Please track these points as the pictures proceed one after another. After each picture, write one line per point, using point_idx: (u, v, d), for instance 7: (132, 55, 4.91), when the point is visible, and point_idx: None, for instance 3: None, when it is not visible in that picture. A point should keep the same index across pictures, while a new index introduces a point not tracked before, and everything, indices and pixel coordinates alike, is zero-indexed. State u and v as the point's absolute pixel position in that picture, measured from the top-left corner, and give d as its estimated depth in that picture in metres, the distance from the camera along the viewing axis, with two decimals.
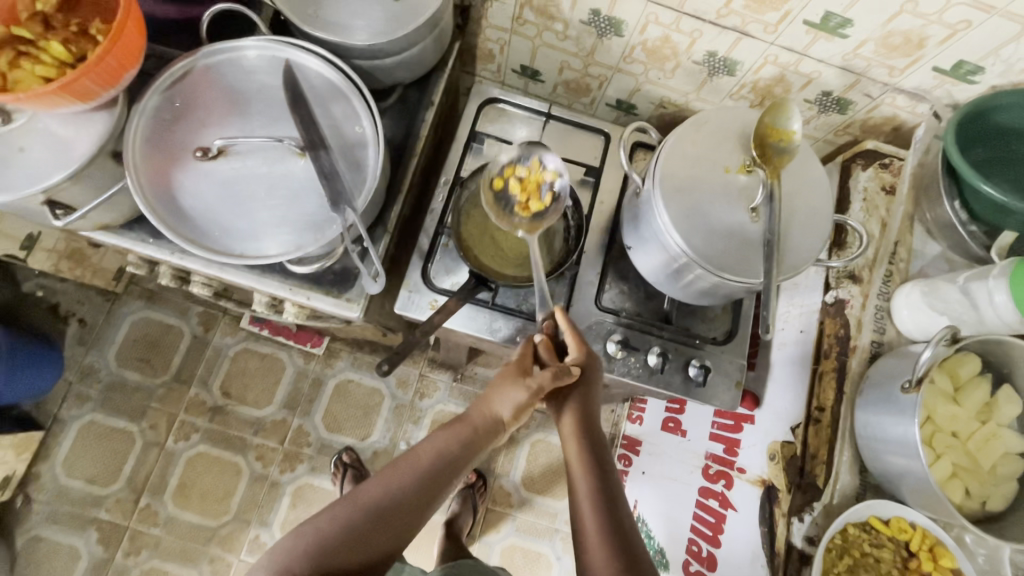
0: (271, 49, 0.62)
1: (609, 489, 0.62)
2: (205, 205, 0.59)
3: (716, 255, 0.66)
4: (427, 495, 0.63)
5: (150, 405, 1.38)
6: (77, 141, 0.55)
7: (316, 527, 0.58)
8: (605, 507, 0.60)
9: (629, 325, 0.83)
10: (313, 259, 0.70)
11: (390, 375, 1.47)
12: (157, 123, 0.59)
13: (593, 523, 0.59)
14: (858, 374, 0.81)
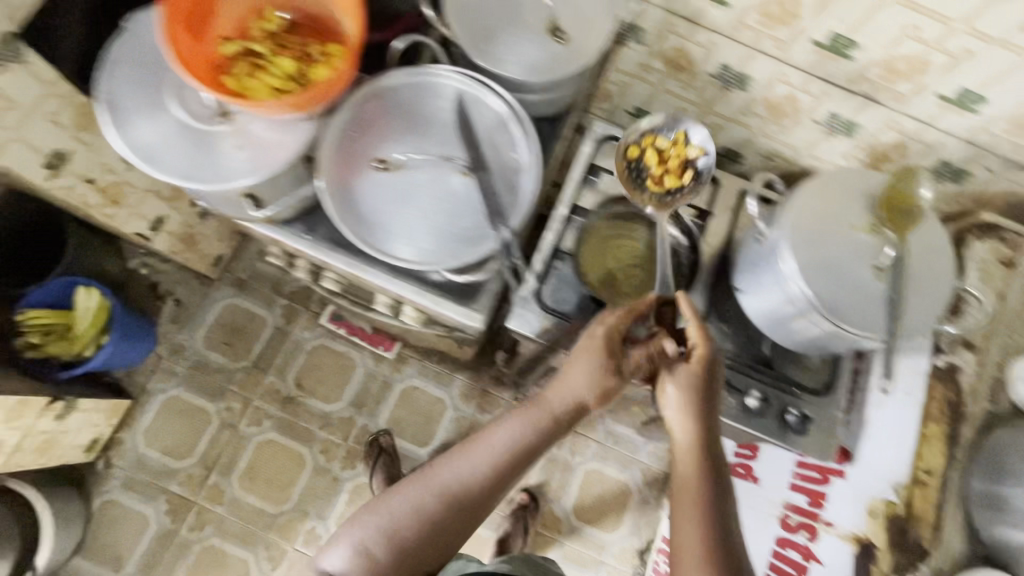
0: (445, 78, 0.69)
1: (714, 501, 0.68)
2: (377, 212, 0.65)
3: (837, 306, 0.70)
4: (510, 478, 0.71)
5: (229, 388, 1.45)
6: (282, 144, 0.61)
7: (434, 493, 0.70)
8: (711, 520, 0.66)
9: (729, 366, 0.85)
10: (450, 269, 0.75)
11: (455, 386, 1.51)
12: (344, 135, 0.66)
13: (695, 538, 0.65)
14: (972, 442, 0.89)
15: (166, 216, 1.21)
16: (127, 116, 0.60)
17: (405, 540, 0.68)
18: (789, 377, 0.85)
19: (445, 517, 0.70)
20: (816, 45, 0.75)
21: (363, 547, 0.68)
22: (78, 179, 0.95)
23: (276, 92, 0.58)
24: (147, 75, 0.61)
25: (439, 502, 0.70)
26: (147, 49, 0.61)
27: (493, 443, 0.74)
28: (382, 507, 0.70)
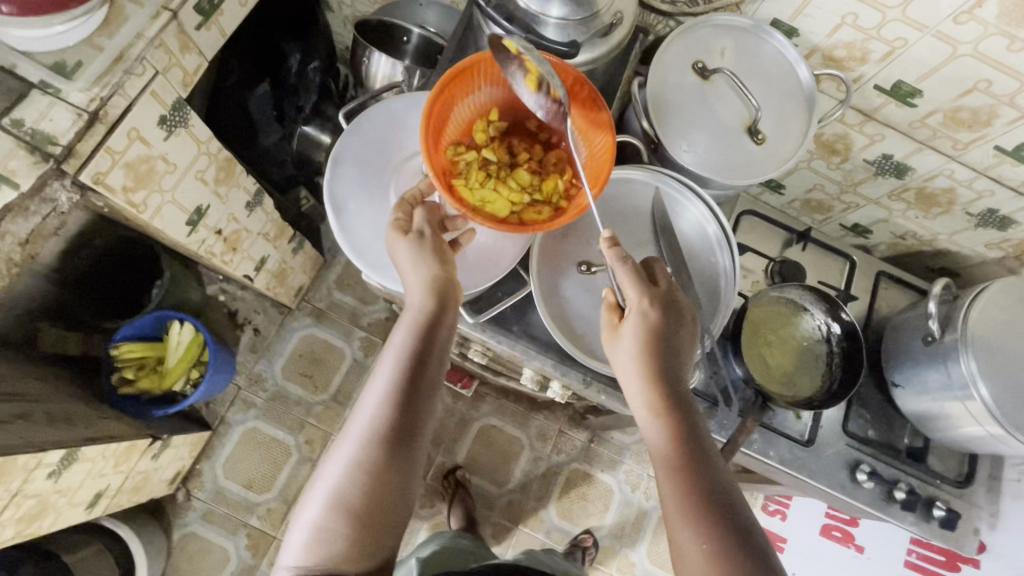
0: (654, 179, 0.70)
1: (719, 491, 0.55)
2: (581, 312, 0.67)
3: (1018, 418, 0.70)
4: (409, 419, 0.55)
5: (308, 421, 1.44)
6: (502, 253, 0.66)
7: (376, 449, 0.53)
8: (712, 506, 0.53)
9: (874, 455, 0.86)
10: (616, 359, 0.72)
11: (532, 426, 1.51)
12: (551, 237, 0.69)
13: (688, 528, 0.53)
14: None
15: (269, 255, 1.19)
16: (352, 215, 0.63)
17: (352, 514, 0.52)
18: (932, 468, 0.86)
19: (392, 482, 0.53)
20: (999, 150, 0.75)
21: (307, 524, 0.52)
22: (209, 232, 0.94)
23: (513, 204, 0.61)
24: (374, 178, 0.65)
25: (384, 463, 0.53)
26: (375, 152, 0.65)
27: (378, 379, 0.58)
28: (323, 473, 0.54)
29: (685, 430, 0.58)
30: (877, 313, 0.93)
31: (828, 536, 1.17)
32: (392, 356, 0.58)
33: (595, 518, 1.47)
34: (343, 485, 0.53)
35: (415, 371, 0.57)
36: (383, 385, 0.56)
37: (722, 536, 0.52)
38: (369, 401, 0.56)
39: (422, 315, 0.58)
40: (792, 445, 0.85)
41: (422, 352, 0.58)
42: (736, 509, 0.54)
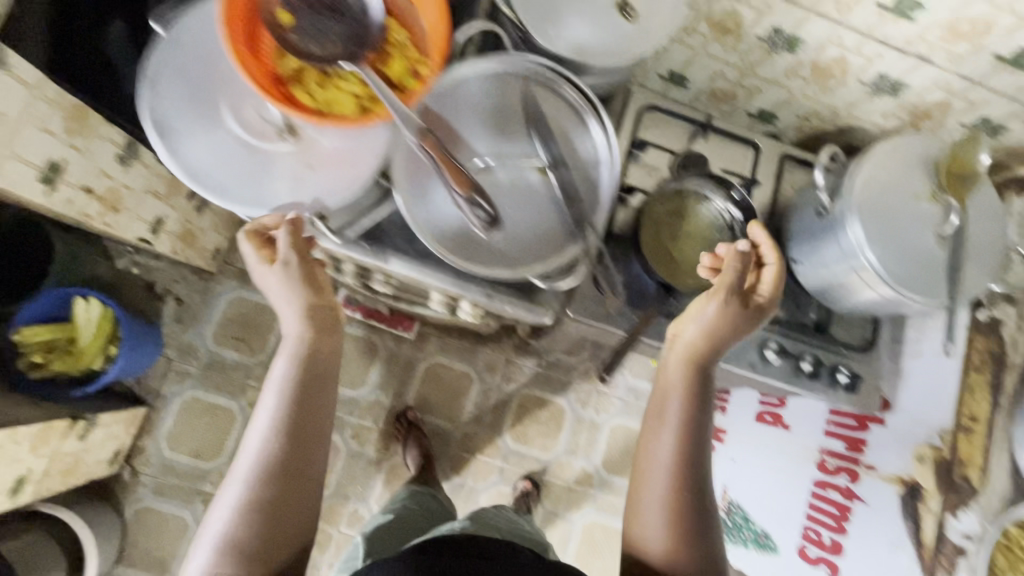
0: (517, 66, 0.64)
1: (697, 464, 0.60)
2: (455, 216, 0.62)
3: (901, 275, 0.72)
4: (307, 448, 0.54)
5: (249, 383, 1.41)
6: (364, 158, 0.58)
7: (269, 483, 0.51)
8: (692, 483, 0.59)
9: (783, 333, 0.88)
10: None
11: (479, 359, 1.52)
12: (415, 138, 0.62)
13: (670, 485, 0.59)
14: None
15: (165, 216, 1.12)
16: (189, 144, 0.57)
17: (245, 570, 0.49)
18: (836, 337, 0.89)
19: (289, 514, 0.52)
20: (881, 8, 0.74)
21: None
22: (76, 190, 0.87)
23: (358, 98, 0.57)
24: (203, 95, 0.59)
25: (280, 498, 0.51)
26: (200, 66, 0.59)
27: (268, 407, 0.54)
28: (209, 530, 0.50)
29: (692, 406, 0.62)
30: (782, 196, 0.93)
31: (761, 420, 1.20)
32: (274, 390, 0.55)
33: (549, 438, 1.51)
34: (234, 541, 0.49)
35: (305, 403, 0.55)
36: (277, 415, 0.53)
37: (686, 517, 0.58)
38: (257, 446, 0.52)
39: (301, 342, 0.57)
40: None
41: (316, 378, 0.56)
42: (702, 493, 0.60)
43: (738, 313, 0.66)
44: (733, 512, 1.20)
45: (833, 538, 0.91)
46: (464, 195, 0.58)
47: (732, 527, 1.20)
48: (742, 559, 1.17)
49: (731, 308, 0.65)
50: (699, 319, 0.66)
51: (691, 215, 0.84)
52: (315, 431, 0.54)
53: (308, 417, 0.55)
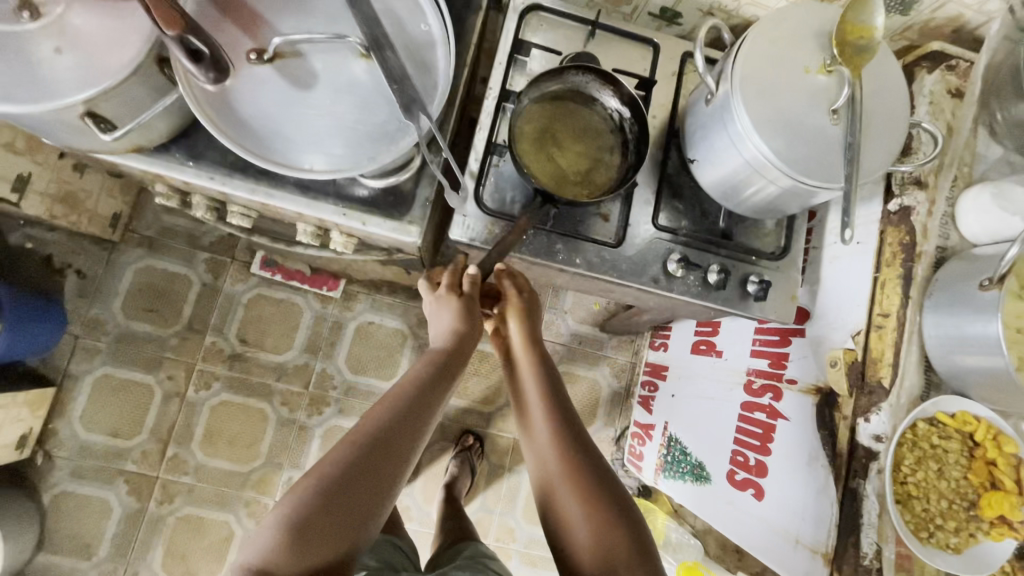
0: None
1: (590, 464, 0.67)
2: (265, 113, 0.54)
3: (795, 159, 0.65)
4: (339, 508, 0.57)
5: (165, 355, 1.33)
6: (127, 41, 0.50)
7: (298, 526, 0.55)
8: (592, 483, 0.65)
9: (687, 243, 0.82)
10: (387, 172, 0.66)
11: (411, 314, 1.44)
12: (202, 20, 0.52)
13: (576, 493, 0.64)
14: None
15: (31, 174, 1.05)
16: None
17: (328, 528, 0.56)
18: (746, 245, 0.83)
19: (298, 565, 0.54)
20: None
21: (280, 530, 0.54)
22: None
23: None
24: None
25: (298, 550, 0.54)
26: None
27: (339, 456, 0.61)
28: (316, 477, 0.58)
29: (560, 419, 0.71)
30: (685, 98, 0.85)
31: (699, 352, 1.16)
32: (335, 458, 0.60)
33: (492, 391, 1.46)
34: (320, 493, 0.56)
35: (362, 470, 0.59)
36: (334, 463, 0.59)
37: (602, 517, 0.63)
38: (388, 400, 0.66)
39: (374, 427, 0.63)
40: (600, 249, 0.79)
41: (374, 447, 0.61)
42: (593, 457, 0.68)
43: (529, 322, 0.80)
44: (673, 446, 1.19)
45: (758, 458, 0.85)
46: (174, 36, 0.45)
47: (672, 462, 1.18)
48: (680, 493, 1.14)
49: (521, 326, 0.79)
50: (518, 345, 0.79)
51: (575, 119, 0.78)
52: (350, 491, 0.58)
53: (351, 483, 0.58)
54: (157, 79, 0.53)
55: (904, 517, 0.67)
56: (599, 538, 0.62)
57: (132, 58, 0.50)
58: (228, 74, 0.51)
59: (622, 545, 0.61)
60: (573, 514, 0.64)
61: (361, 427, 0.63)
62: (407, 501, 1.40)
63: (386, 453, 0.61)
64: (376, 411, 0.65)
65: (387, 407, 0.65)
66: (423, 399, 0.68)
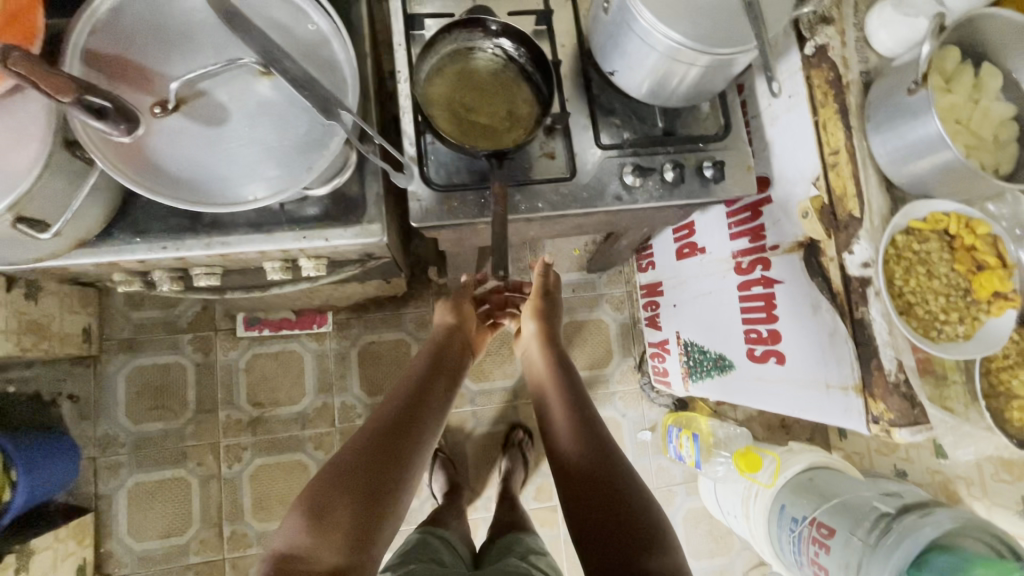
0: None
1: (578, 411, 0.81)
2: (190, 162, 0.54)
3: (704, 35, 0.67)
4: (357, 480, 0.65)
5: (187, 444, 1.33)
6: (28, 136, 0.50)
7: (325, 498, 0.63)
8: (581, 426, 0.78)
9: (636, 152, 0.83)
10: (328, 175, 0.63)
11: (407, 321, 1.44)
12: None
13: (567, 432, 0.78)
14: None
15: None
16: None
17: (353, 504, 0.63)
18: (691, 135, 0.84)
19: (331, 530, 0.61)
20: None
21: (308, 511, 0.62)
22: None
23: None
24: None
25: (327, 515, 0.62)
26: None
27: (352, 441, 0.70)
28: (333, 465, 0.66)
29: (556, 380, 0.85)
30: (585, 17, 0.86)
31: (683, 256, 1.19)
32: (347, 444, 0.69)
33: (508, 364, 1.48)
34: (343, 471, 0.65)
35: (374, 448, 0.68)
36: (349, 447, 0.68)
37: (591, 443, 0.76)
38: (397, 395, 0.77)
39: (380, 415, 0.73)
40: (558, 187, 0.81)
41: (383, 431, 0.71)
42: (583, 403, 0.82)
43: (543, 303, 0.96)
44: (691, 351, 1.22)
45: (769, 329, 0.92)
46: (75, 103, 0.45)
47: (695, 365, 1.21)
48: (710, 391, 1.18)
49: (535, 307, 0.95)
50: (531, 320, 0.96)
51: (472, 73, 0.78)
52: (366, 466, 0.66)
53: (366, 459, 0.67)
54: (72, 168, 0.53)
55: (912, 324, 0.69)
56: (586, 464, 0.74)
57: (41, 152, 0.49)
58: (138, 124, 0.50)
59: (602, 458, 0.74)
60: (562, 439, 0.78)
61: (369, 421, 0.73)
62: (468, 493, 1.43)
63: (397, 435, 0.71)
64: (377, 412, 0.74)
65: (391, 404, 0.75)
66: (421, 390, 0.79)
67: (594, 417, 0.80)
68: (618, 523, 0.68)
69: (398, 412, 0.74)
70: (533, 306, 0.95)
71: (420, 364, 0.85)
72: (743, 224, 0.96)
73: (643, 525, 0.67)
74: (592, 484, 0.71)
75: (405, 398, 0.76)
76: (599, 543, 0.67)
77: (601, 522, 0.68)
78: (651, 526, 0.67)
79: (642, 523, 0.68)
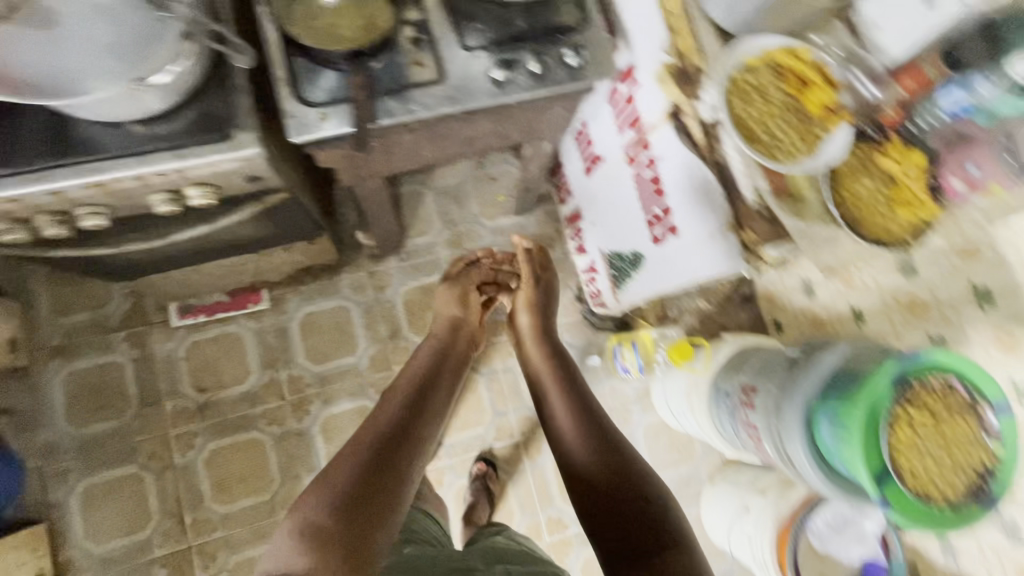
0: None
1: (579, 408, 0.92)
2: (25, 62, 0.57)
3: None
4: (374, 470, 0.72)
5: (135, 440, 1.31)
6: None
7: (345, 488, 0.70)
8: (583, 420, 0.89)
9: (500, 49, 0.87)
10: (167, 65, 0.65)
11: (343, 287, 1.46)
12: None
13: (571, 425, 0.89)
14: None
15: None
16: None
17: (361, 512, 0.68)
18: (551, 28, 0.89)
19: (347, 513, 0.67)
20: None
21: (308, 524, 0.66)
22: None
23: None
24: None
25: (345, 500, 0.68)
26: None
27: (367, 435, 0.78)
28: (329, 479, 0.71)
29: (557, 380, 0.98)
30: None
31: (590, 170, 1.25)
32: (363, 440, 0.77)
33: None
34: (361, 465, 0.73)
35: (387, 445, 0.77)
36: (365, 443, 0.77)
37: (595, 436, 0.86)
38: (404, 401, 0.87)
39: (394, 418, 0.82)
40: (430, 90, 0.85)
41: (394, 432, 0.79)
42: (580, 399, 0.94)
43: (537, 293, 1.13)
44: (613, 260, 1.27)
45: (662, 206, 0.98)
46: None
47: (617, 273, 1.26)
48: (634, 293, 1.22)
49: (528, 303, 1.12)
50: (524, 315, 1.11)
51: None
52: (383, 460, 0.74)
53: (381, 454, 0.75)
54: None
55: (760, 149, 0.75)
56: (589, 452, 0.84)
57: None
58: None
59: (607, 447, 0.84)
60: (566, 431, 0.89)
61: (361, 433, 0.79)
62: None
63: (400, 438, 0.79)
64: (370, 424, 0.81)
65: (385, 417, 0.82)
66: (422, 397, 0.89)
67: (595, 409, 0.92)
68: (626, 500, 0.77)
69: (392, 425, 0.81)
70: (527, 297, 1.12)
71: (411, 376, 0.93)
72: (627, 119, 1.02)
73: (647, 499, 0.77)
74: (601, 468, 0.81)
75: (410, 404, 0.86)
76: (613, 520, 0.76)
77: (612, 499, 0.77)
78: (653, 500, 0.77)
79: (646, 499, 0.77)
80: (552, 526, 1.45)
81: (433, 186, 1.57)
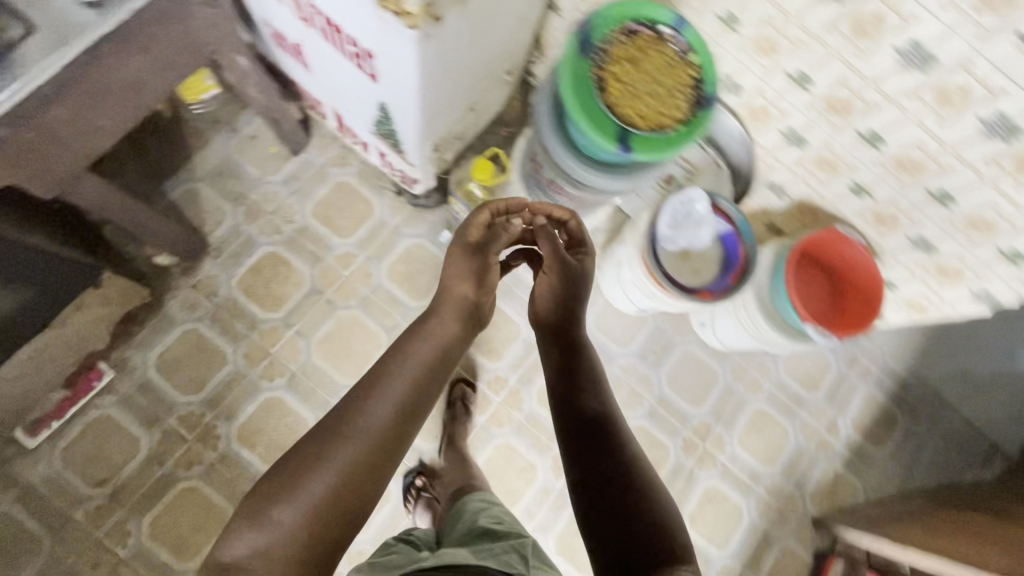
0: None
1: (597, 412, 0.94)
2: None
3: None
4: (338, 503, 0.72)
5: (70, 562, 1.26)
6: None
7: (301, 529, 0.69)
8: (601, 424, 0.92)
9: None
10: None
11: (176, 313, 1.40)
12: None
13: (597, 430, 0.92)
14: None
15: None
16: None
17: (324, 538, 0.70)
18: None
19: (308, 546, 0.69)
20: None
21: (269, 541, 0.68)
22: None
23: None
24: None
25: (305, 540, 0.69)
26: None
27: (336, 462, 0.73)
28: (296, 493, 0.70)
29: (580, 372, 0.97)
30: None
31: (302, 61, 1.21)
32: (331, 471, 0.72)
33: (294, 276, 1.48)
34: (325, 502, 0.71)
35: (358, 482, 0.73)
36: (330, 475, 0.72)
37: (611, 441, 0.91)
38: (376, 414, 0.78)
39: (367, 439, 0.76)
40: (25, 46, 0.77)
41: (366, 462, 0.74)
42: (597, 397, 0.96)
43: (566, 278, 0.98)
44: (380, 129, 1.28)
45: (350, 40, 0.97)
46: None
47: (390, 135, 1.28)
48: (413, 143, 1.24)
49: (551, 278, 0.99)
50: (551, 290, 0.99)
51: None
52: (345, 495, 0.72)
53: (347, 489, 0.73)
54: None
55: None
56: (603, 453, 0.89)
57: None
58: None
59: (620, 450, 0.90)
60: (574, 421, 0.94)
61: (333, 434, 0.75)
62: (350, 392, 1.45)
63: (376, 461, 0.76)
64: (347, 416, 0.77)
65: (372, 416, 0.77)
66: (404, 403, 0.80)
67: (595, 368, 0.98)
68: (629, 509, 0.84)
69: (376, 435, 0.77)
70: (554, 278, 0.97)
71: (412, 362, 0.84)
72: None
73: (642, 505, 0.85)
74: (608, 473, 0.87)
75: (388, 417, 0.78)
76: (614, 523, 0.84)
77: (615, 505, 0.85)
78: (647, 505, 0.85)
79: (640, 504, 0.85)
80: (494, 388, 1.52)
81: (202, 176, 1.50)
